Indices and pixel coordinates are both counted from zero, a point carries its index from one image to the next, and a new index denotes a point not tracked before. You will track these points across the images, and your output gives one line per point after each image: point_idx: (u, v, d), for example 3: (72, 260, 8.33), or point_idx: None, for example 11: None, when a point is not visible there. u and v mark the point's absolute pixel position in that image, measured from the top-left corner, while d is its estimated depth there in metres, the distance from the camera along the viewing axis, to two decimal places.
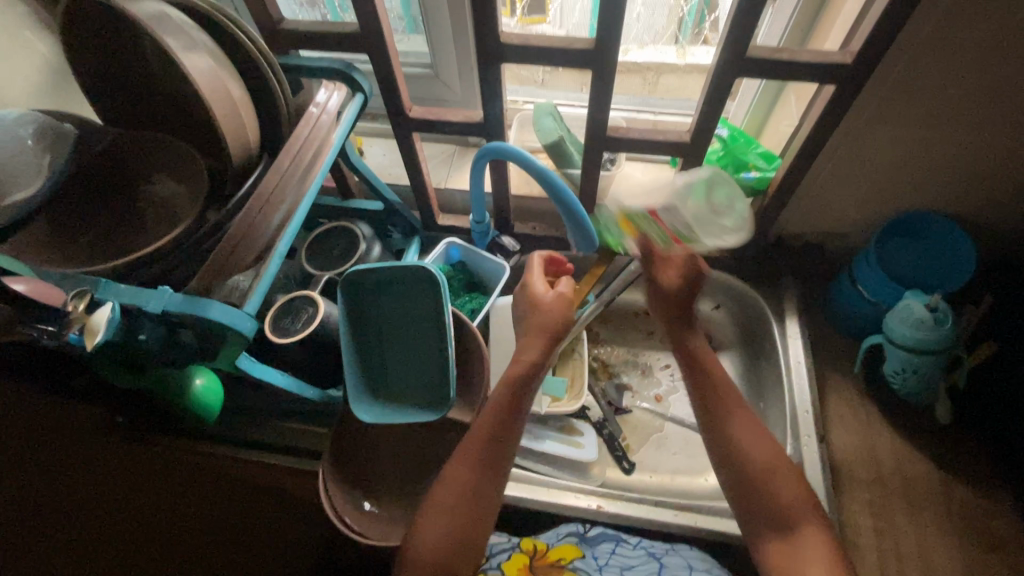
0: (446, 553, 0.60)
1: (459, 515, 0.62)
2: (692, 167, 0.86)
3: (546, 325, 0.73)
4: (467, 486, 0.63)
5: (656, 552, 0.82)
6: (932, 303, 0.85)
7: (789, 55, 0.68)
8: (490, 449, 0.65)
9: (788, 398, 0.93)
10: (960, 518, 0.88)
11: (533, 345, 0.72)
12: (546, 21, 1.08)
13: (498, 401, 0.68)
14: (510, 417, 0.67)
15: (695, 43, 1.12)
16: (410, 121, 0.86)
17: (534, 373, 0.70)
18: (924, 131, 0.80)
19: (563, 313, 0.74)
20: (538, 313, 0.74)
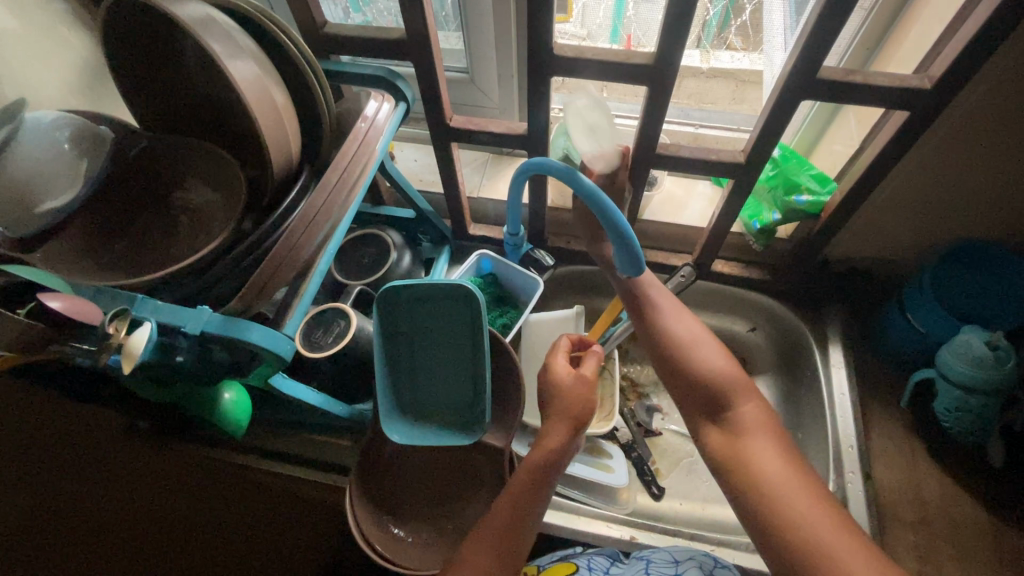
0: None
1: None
2: (743, 187, 0.82)
3: (570, 409, 0.69)
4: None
5: (644, 553, 0.81)
6: (993, 341, 0.80)
7: (862, 78, 0.64)
8: (501, 547, 0.61)
9: (831, 431, 0.89)
10: (1011, 567, 0.84)
11: (556, 432, 0.68)
12: (568, 20, 0.98)
13: (518, 489, 0.65)
14: (526, 515, 0.63)
15: (719, 47, 1.00)
16: (450, 130, 0.83)
17: (556, 462, 0.66)
18: (994, 159, 0.76)
19: (584, 397, 0.70)
20: (558, 398, 0.70)
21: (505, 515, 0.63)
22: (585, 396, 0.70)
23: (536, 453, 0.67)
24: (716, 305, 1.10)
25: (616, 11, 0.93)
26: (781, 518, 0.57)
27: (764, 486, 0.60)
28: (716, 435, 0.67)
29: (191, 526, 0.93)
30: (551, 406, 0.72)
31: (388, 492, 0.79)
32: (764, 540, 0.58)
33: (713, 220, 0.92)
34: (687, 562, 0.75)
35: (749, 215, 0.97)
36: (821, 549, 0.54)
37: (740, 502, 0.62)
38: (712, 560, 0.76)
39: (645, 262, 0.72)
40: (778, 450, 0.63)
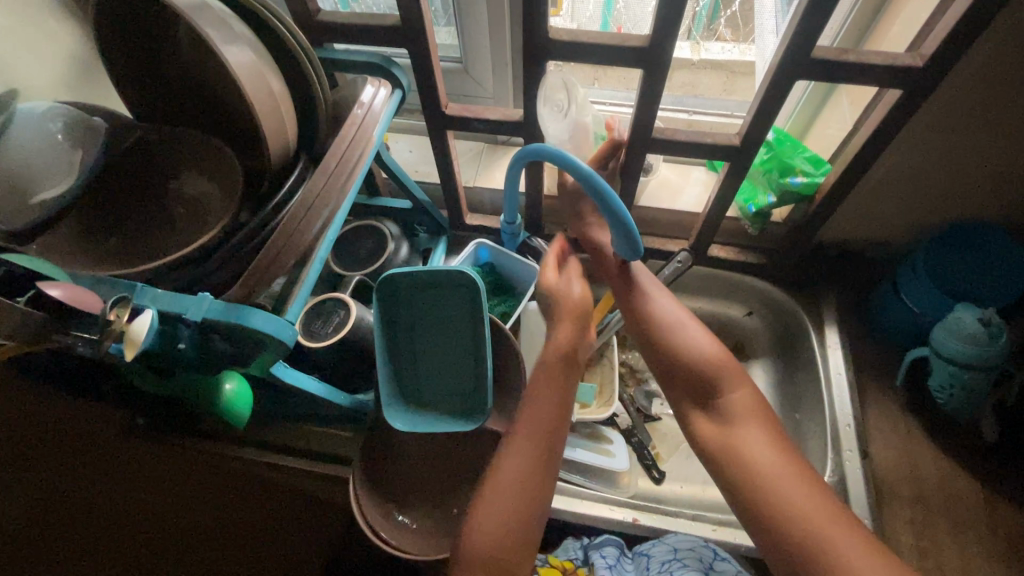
0: (501, 544, 0.60)
1: (517, 512, 0.61)
2: (739, 171, 0.83)
3: (571, 308, 0.70)
4: (516, 483, 0.62)
5: (644, 548, 0.85)
6: (985, 317, 0.81)
7: (855, 57, 0.64)
8: (540, 434, 0.65)
9: (828, 411, 0.90)
10: (1007, 540, 0.85)
11: (564, 331, 0.69)
12: (557, 14, 0.95)
13: (540, 386, 0.67)
14: (558, 400, 0.67)
15: (709, 38, 1.01)
16: (446, 118, 0.83)
17: (571, 356, 0.69)
18: (985, 138, 0.76)
19: (580, 296, 0.71)
20: (557, 301, 0.71)
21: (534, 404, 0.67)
22: (583, 295, 0.72)
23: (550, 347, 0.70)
24: (712, 289, 1.10)
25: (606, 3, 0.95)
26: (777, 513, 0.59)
27: (756, 488, 0.61)
28: (708, 429, 0.67)
29: (189, 521, 0.93)
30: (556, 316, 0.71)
31: (392, 482, 0.80)
32: (767, 535, 0.60)
33: (709, 205, 0.93)
34: (687, 552, 0.81)
35: (744, 199, 0.98)
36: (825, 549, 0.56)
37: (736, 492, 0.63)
38: (711, 550, 0.81)
39: (644, 246, 0.73)
40: (769, 444, 0.64)
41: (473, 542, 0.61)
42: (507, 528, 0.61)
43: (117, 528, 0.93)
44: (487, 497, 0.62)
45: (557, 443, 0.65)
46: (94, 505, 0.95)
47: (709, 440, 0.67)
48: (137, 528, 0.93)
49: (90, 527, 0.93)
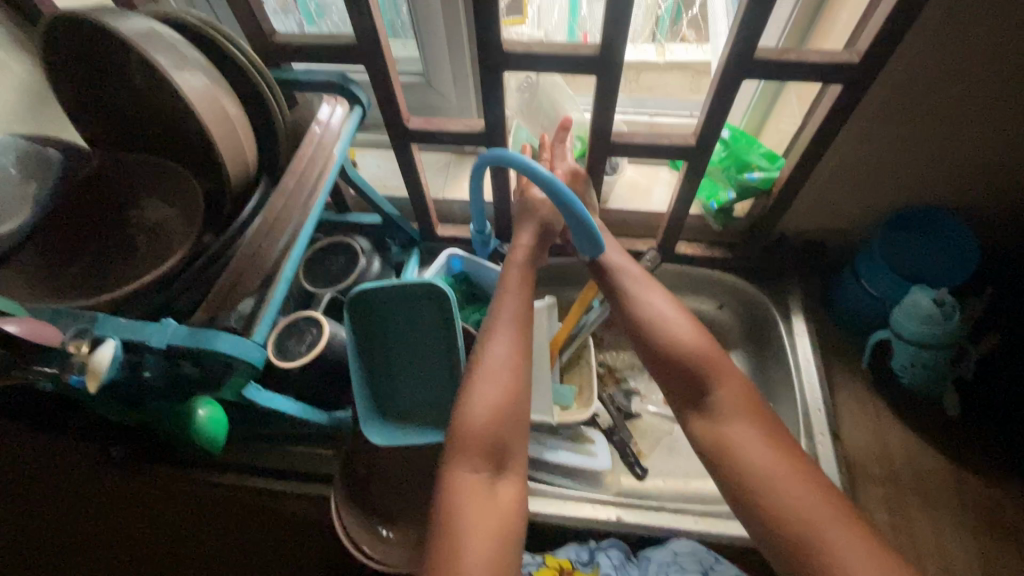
0: (501, 417, 0.65)
1: (511, 390, 0.66)
2: (698, 170, 0.85)
3: (537, 216, 0.83)
4: (507, 359, 0.68)
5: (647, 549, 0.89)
6: (939, 297, 0.85)
7: (796, 55, 0.67)
8: (520, 330, 0.72)
9: (799, 398, 0.93)
10: (978, 512, 0.88)
11: (528, 231, 0.82)
12: (524, 22, 0.96)
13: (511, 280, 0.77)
14: (529, 306, 0.75)
15: (672, 40, 1.05)
16: (409, 132, 0.83)
17: (532, 260, 0.80)
18: (926, 125, 0.80)
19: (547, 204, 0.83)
20: (527, 209, 0.84)
21: (512, 306, 0.74)
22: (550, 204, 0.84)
23: (516, 261, 0.80)
24: (682, 285, 1.13)
25: (571, 13, 0.98)
26: (773, 511, 0.61)
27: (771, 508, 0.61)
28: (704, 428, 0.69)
29: (173, 553, 0.92)
30: (527, 221, 0.83)
31: (375, 497, 0.80)
32: (771, 544, 0.61)
33: (673, 203, 0.95)
34: (686, 555, 0.86)
35: (705, 195, 1.00)
36: (818, 545, 0.57)
37: (730, 486, 0.65)
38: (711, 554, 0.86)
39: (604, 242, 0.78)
40: (767, 443, 0.65)
41: (473, 418, 0.64)
42: (503, 404, 0.66)
43: (101, 563, 0.92)
44: (482, 378, 0.67)
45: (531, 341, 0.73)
46: (75, 543, 0.93)
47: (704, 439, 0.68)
48: (120, 562, 0.92)
49: (71, 565, 0.92)
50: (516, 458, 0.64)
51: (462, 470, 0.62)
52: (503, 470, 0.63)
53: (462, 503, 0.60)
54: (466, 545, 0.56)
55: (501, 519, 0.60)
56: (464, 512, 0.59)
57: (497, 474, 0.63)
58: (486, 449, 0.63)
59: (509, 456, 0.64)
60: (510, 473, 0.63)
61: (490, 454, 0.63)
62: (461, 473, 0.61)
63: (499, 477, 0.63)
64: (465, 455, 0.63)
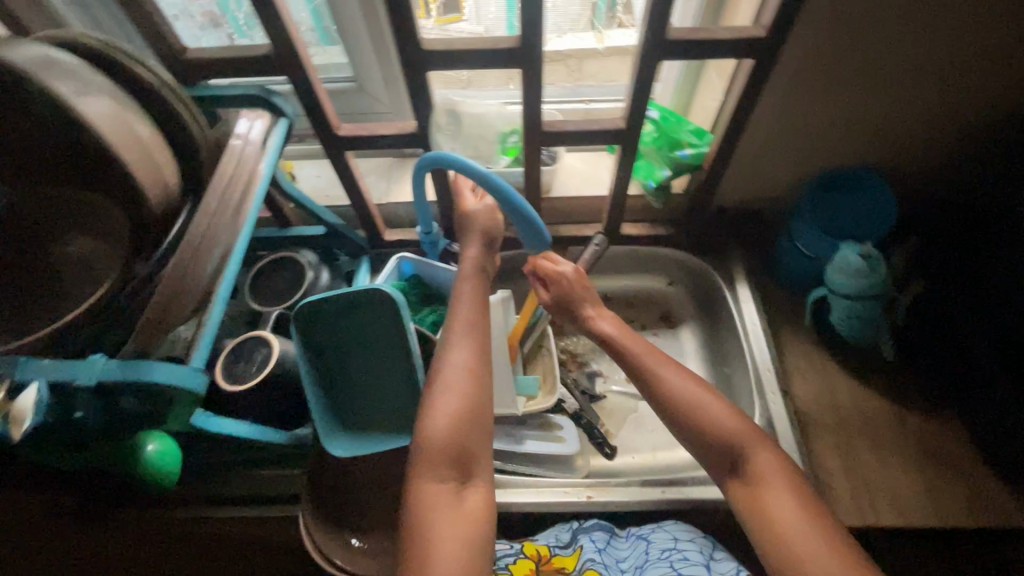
0: (462, 424, 0.65)
1: (470, 397, 0.67)
2: (631, 152, 0.87)
3: (480, 228, 0.83)
4: (465, 367, 0.69)
5: (643, 532, 0.85)
6: (864, 251, 0.91)
7: (706, 33, 0.70)
8: (475, 338, 0.73)
9: (749, 360, 0.97)
10: (921, 448, 0.93)
11: (472, 243, 0.82)
12: (463, 19, 0.98)
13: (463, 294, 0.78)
14: (484, 313, 0.77)
15: (611, 26, 0.99)
16: (341, 140, 0.83)
17: (480, 271, 0.82)
18: (835, 90, 0.85)
19: (490, 216, 0.83)
20: (469, 222, 0.83)
21: (466, 316, 0.76)
22: (493, 215, 0.84)
23: (469, 273, 0.81)
24: (633, 266, 1.15)
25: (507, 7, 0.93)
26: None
27: None
28: (744, 497, 0.64)
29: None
30: (471, 233, 0.83)
31: (348, 509, 0.80)
32: None
33: (613, 186, 0.97)
34: (687, 542, 0.81)
35: (643, 176, 1.04)
36: None
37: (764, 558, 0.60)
38: (710, 542, 0.81)
39: (545, 228, 0.80)
40: (805, 515, 0.60)
41: (436, 428, 0.65)
42: (464, 411, 0.66)
43: None
44: (441, 389, 0.67)
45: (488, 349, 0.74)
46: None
47: (749, 513, 0.63)
48: None
49: None
50: (482, 463, 0.65)
51: (427, 480, 0.62)
52: (468, 475, 0.64)
53: (431, 513, 0.60)
54: (437, 554, 0.57)
55: (469, 524, 0.60)
56: (433, 522, 0.59)
57: (463, 481, 0.63)
58: (451, 457, 0.64)
59: (474, 462, 0.65)
60: (476, 480, 0.64)
61: (455, 462, 0.64)
62: (429, 484, 0.62)
63: (465, 483, 0.64)
64: (430, 464, 0.63)
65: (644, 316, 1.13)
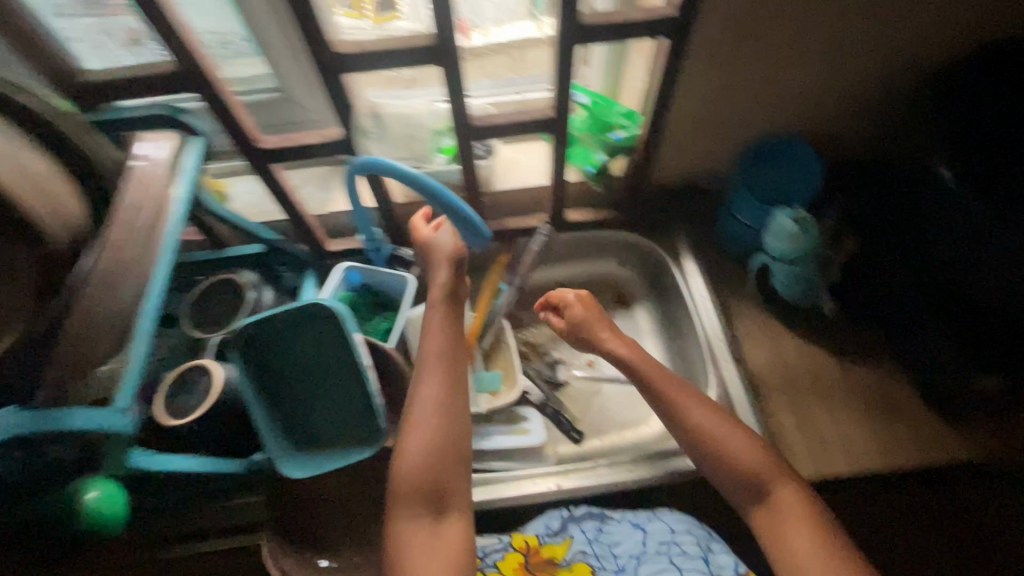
0: (433, 462, 0.63)
1: (442, 433, 0.65)
2: (564, 139, 0.87)
3: (443, 258, 0.76)
4: (436, 400, 0.67)
5: (639, 520, 0.84)
6: (797, 216, 0.94)
7: (621, 17, 0.71)
8: (447, 367, 0.70)
9: (701, 332, 1.00)
10: (864, 395, 0.98)
11: (437, 271, 0.76)
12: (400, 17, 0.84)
13: (433, 321, 0.73)
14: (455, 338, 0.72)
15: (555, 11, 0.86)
16: (263, 153, 0.80)
17: (450, 297, 0.76)
18: (753, 60, 0.87)
19: (452, 244, 0.76)
20: (430, 254, 0.77)
21: (436, 344, 0.71)
22: (454, 244, 0.77)
23: (437, 293, 0.75)
24: (583, 251, 1.16)
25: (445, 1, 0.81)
26: None
27: None
28: (764, 523, 0.66)
29: None
30: (434, 264, 0.77)
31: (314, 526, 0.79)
32: None
33: (552, 174, 0.97)
34: (685, 535, 0.81)
35: (581, 161, 1.05)
36: None
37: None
38: (704, 533, 0.83)
39: (485, 226, 0.81)
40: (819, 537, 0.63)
41: (407, 468, 0.63)
42: (435, 447, 0.64)
43: None
44: (412, 427, 0.65)
45: (462, 377, 0.71)
46: None
47: (767, 540, 0.65)
48: None
49: None
50: (457, 496, 0.64)
51: (402, 521, 0.62)
52: (445, 511, 0.63)
53: (409, 553, 0.60)
54: None
55: (447, 561, 0.60)
56: (412, 564, 0.60)
57: (439, 515, 0.62)
58: (425, 496, 0.62)
59: (449, 496, 0.64)
60: (453, 514, 0.63)
61: (429, 498, 0.62)
62: (405, 524, 0.62)
63: (443, 519, 0.63)
64: (405, 506, 0.62)
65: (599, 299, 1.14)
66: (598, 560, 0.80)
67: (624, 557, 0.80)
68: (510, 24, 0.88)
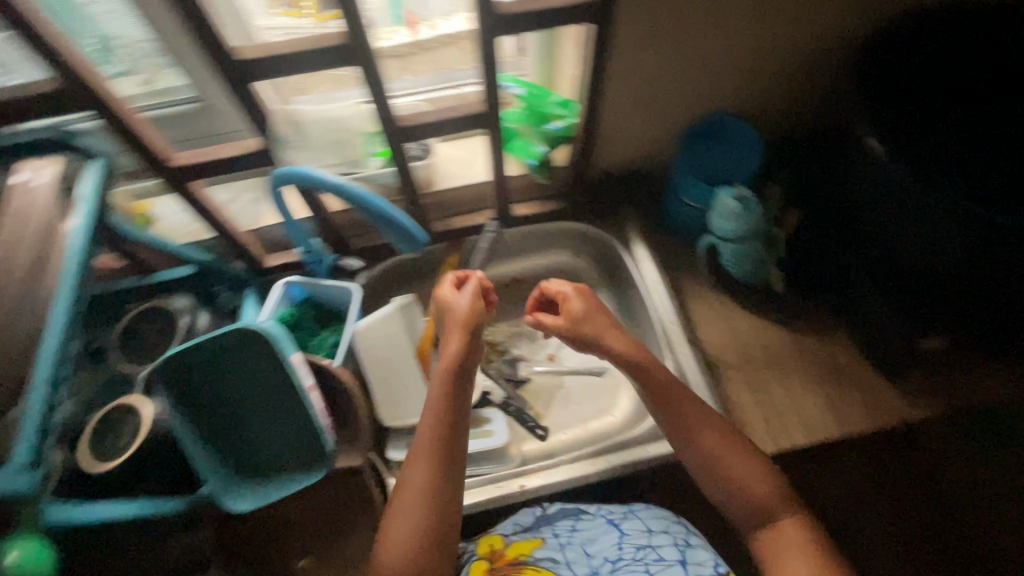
0: (418, 558, 0.60)
1: (430, 525, 0.61)
2: (499, 133, 0.85)
3: (460, 320, 0.73)
4: (429, 487, 0.62)
5: (614, 519, 0.79)
6: (738, 195, 0.94)
7: (539, 5, 0.69)
8: (445, 448, 0.64)
9: (655, 317, 0.99)
10: (817, 364, 1.00)
11: (453, 337, 0.71)
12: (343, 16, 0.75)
13: (438, 392, 0.67)
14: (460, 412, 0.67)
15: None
16: (178, 170, 0.75)
17: (465, 365, 0.69)
18: (680, 40, 0.86)
19: (472, 305, 0.73)
20: (448, 315, 0.74)
21: (436, 420, 0.66)
22: (475, 306, 0.74)
23: (444, 365, 0.69)
24: (535, 244, 1.14)
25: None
26: None
27: None
28: (764, 547, 0.63)
29: None
30: (450, 325, 0.74)
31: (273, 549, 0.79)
32: None
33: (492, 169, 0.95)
34: (661, 536, 0.75)
35: (522, 154, 1.01)
36: None
37: None
38: (683, 529, 0.77)
39: (417, 232, 0.82)
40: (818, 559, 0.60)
41: (390, 560, 0.59)
42: (422, 540, 0.60)
43: None
44: (399, 515, 0.61)
45: (461, 455, 0.66)
46: None
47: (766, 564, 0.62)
48: None
49: None
50: None
51: None
52: None
53: None
54: None
55: None
56: None
57: None
58: None
59: None
60: None
61: None
62: None
63: None
64: None
65: None
66: (568, 566, 0.73)
67: (598, 557, 0.74)
68: (455, 15, 0.85)
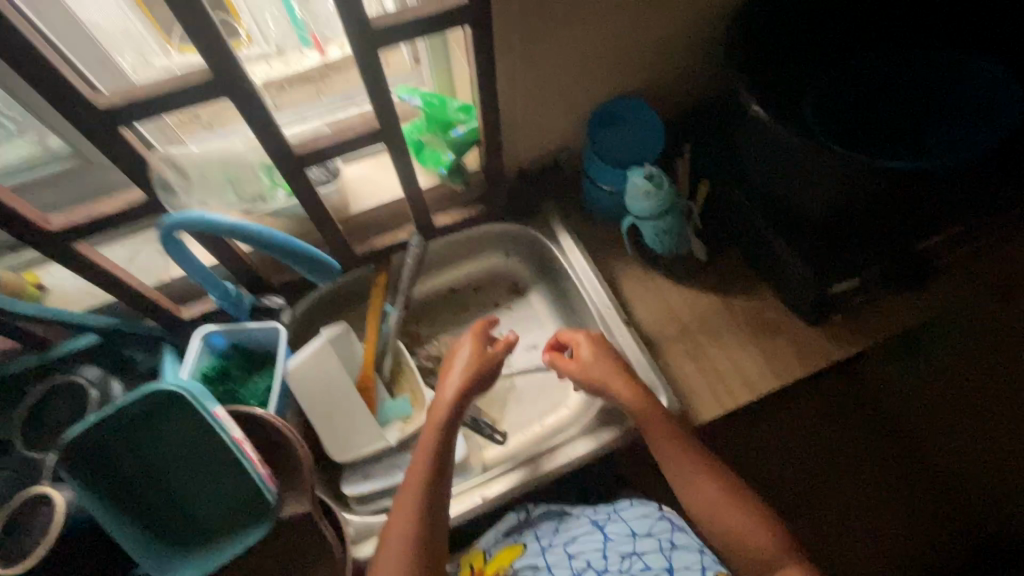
0: None
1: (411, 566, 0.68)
2: (401, 146, 0.84)
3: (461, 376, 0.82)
4: (410, 529, 0.70)
5: (599, 519, 0.81)
6: (647, 173, 0.96)
7: (413, 15, 0.69)
8: (426, 495, 0.72)
9: (591, 306, 1.01)
10: (748, 322, 1.04)
11: (445, 390, 0.81)
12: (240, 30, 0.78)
13: (425, 444, 0.76)
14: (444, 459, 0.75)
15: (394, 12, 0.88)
16: (55, 237, 0.71)
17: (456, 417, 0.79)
18: (562, 34, 0.88)
19: (475, 363, 0.84)
20: (449, 370, 0.84)
21: (419, 469, 0.74)
22: (477, 361, 0.84)
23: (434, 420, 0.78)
24: (464, 251, 1.12)
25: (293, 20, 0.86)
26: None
27: None
28: (715, 527, 0.72)
29: None
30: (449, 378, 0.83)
31: None
32: None
33: (403, 184, 0.93)
34: (646, 538, 0.75)
35: (432, 164, 1.02)
36: None
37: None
38: (668, 525, 0.77)
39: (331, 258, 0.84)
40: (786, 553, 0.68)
41: None
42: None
43: None
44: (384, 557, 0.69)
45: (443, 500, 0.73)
46: None
47: (725, 548, 0.72)
48: None
49: None
50: None
51: None
52: None
53: None
54: None
55: None
56: None
57: None
58: None
59: None
60: None
61: None
62: None
63: None
64: None
65: (492, 296, 1.12)
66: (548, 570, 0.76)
67: (579, 557, 0.75)
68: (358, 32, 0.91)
